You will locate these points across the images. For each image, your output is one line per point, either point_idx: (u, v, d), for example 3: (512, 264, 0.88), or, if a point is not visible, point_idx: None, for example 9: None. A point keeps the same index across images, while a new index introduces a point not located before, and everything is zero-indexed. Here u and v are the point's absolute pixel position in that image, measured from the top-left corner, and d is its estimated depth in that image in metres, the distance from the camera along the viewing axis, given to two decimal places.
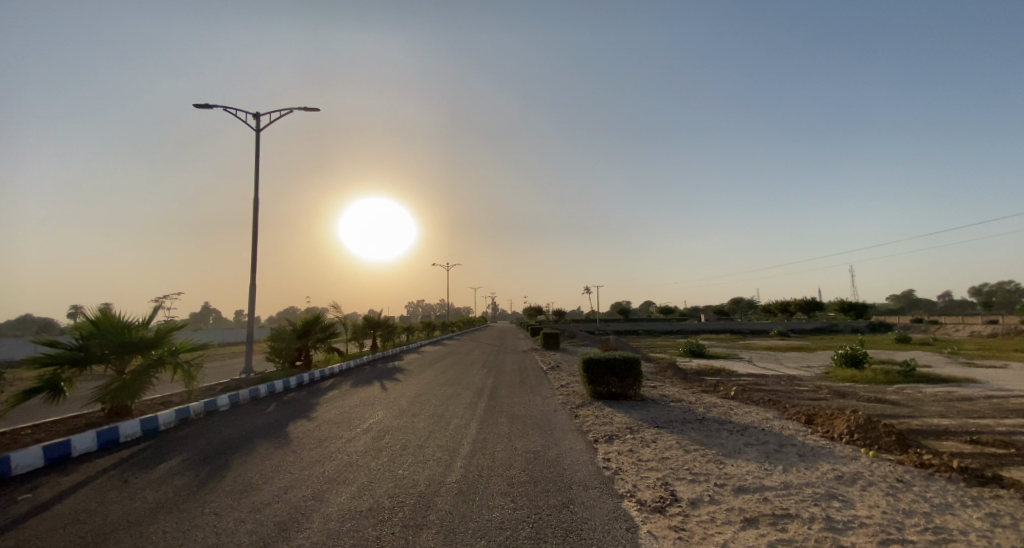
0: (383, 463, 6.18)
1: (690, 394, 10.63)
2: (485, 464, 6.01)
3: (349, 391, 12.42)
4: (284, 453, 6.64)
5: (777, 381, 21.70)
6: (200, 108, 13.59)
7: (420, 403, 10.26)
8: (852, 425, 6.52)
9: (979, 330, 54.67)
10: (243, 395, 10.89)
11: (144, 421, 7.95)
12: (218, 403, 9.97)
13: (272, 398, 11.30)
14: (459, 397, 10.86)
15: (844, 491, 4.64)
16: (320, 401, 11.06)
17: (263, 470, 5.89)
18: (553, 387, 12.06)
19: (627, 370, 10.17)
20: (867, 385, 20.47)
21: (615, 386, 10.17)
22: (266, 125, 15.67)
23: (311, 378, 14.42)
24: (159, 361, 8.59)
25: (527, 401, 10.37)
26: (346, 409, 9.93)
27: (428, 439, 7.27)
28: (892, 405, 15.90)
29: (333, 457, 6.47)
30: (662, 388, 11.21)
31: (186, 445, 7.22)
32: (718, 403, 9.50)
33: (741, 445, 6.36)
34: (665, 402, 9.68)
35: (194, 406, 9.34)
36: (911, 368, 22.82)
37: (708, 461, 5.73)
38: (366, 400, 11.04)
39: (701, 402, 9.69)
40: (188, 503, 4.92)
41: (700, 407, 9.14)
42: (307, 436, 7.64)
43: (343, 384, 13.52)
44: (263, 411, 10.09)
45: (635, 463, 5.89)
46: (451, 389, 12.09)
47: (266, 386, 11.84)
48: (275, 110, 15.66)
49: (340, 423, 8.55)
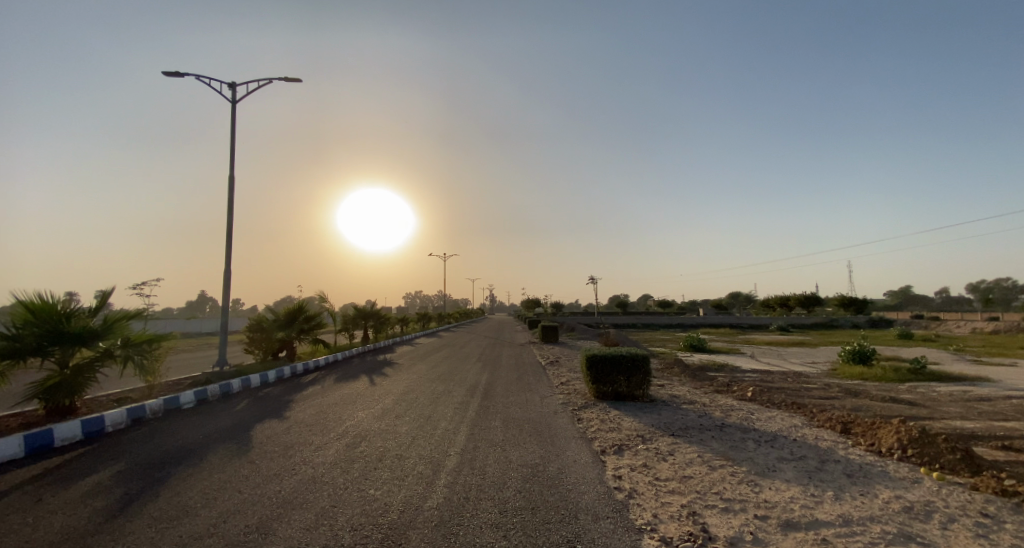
0: (352, 480, 5.21)
1: (702, 395, 9.70)
2: (473, 484, 5.03)
3: (331, 386, 11.43)
4: (238, 465, 5.66)
5: (783, 378, 20.87)
6: (170, 75, 12.54)
7: (406, 402, 9.27)
8: (905, 439, 5.59)
9: (981, 326, 54.06)
10: (212, 391, 9.90)
11: (87, 422, 6.99)
12: (181, 400, 8.97)
13: (244, 395, 10.31)
14: (449, 396, 9.84)
15: (922, 531, 3.64)
16: (297, 398, 10.07)
17: (204, 490, 4.90)
18: (552, 385, 11.12)
19: (634, 367, 9.24)
20: (878, 383, 19.56)
21: (622, 386, 9.25)
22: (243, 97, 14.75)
23: (292, 371, 13.42)
24: (107, 353, 7.70)
25: (524, 401, 9.37)
26: (324, 408, 8.95)
27: (409, 449, 6.28)
28: (909, 406, 15.05)
29: (296, 470, 5.49)
30: (672, 388, 10.29)
31: (127, 453, 6.23)
32: (736, 406, 8.52)
33: (775, 462, 5.39)
34: (677, 404, 8.73)
35: (151, 403, 8.37)
36: (921, 365, 22.00)
37: (741, 483, 4.76)
38: (348, 398, 10.06)
39: (717, 404, 8.74)
40: (99, 535, 3.97)
41: (717, 411, 8.19)
42: (271, 443, 6.62)
43: (326, 379, 12.53)
44: (231, 410, 9.10)
45: (652, 485, 4.91)
46: (442, 387, 11.11)
47: (240, 380, 10.85)
48: (253, 81, 14.78)
49: (312, 427, 7.53)
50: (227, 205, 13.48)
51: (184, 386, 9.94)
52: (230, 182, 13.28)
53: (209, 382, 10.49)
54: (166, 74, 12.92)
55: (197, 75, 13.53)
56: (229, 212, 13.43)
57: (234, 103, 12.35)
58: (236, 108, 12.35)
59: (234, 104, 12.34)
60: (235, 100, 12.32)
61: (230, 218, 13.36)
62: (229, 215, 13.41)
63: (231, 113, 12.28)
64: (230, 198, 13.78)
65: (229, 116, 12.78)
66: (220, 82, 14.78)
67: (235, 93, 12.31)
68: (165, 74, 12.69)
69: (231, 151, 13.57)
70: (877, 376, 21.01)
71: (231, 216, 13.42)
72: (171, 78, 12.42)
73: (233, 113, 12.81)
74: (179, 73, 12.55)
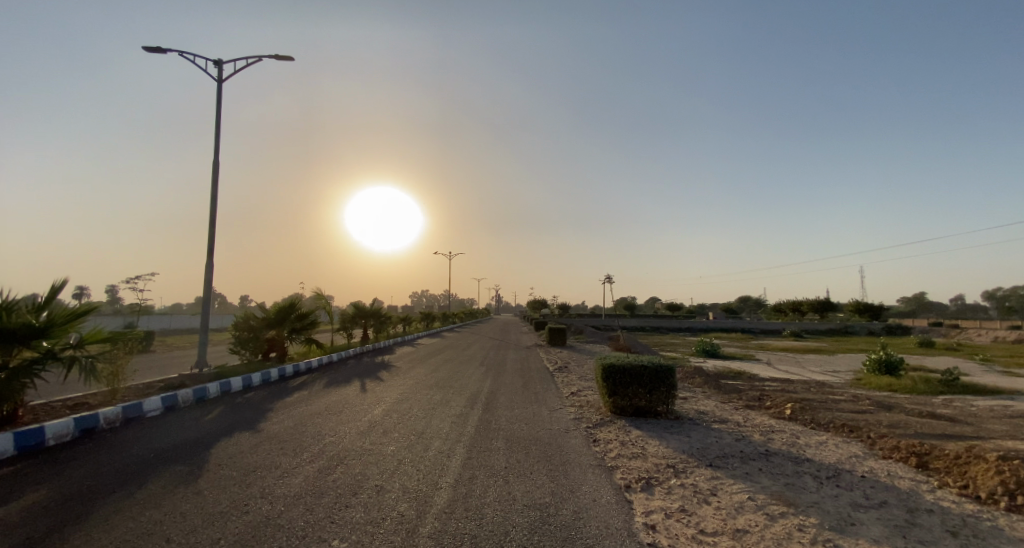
0: (314, 525, 4.10)
1: (733, 412, 8.59)
2: (467, 534, 3.91)
3: (318, 393, 10.39)
4: (181, 498, 4.60)
5: (806, 388, 19.65)
6: (150, 51, 11.56)
7: (397, 415, 8.20)
8: (1012, 483, 4.52)
9: (1004, 334, 52.17)
10: (183, 397, 8.89)
11: (23, 435, 5.95)
12: (144, 408, 7.94)
13: (220, 401, 9.30)
14: (446, 408, 8.76)
15: None
16: (277, 406, 9.03)
17: (124, 536, 3.85)
18: (562, 396, 10.02)
19: (656, 379, 8.11)
20: (910, 396, 18.26)
21: (641, 400, 8.13)
22: (230, 77, 13.79)
23: (280, 373, 12.42)
24: (48, 355, 6.65)
25: (531, 415, 8.28)
26: (304, 419, 7.90)
27: (392, 479, 5.19)
28: (951, 423, 13.82)
29: (248, 508, 4.40)
30: (698, 402, 9.15)
31: (56, 477, 5.19)
32: (777, 427, 7.39)
33: (849, 511, 4.26)
34: (707, 424, 7.61)
35: (107, 411, 7.32)
36: (954, 377, 20.67)
37: (815, 543, 3.64)
38: (334, 407, 9.00)
39: (754, 425, 7.60)
40: None
41: (755, 433, 7.07)
42: (229, 466, 5.53)
43: (315, 383, 11.53)
44: (201, 419, 8.07)
45: (696, 542, 3.78)
46: (439, 396, 10.02)
47: (217, 383, 9.87)
48: (241, 59, 13.86)
49: (285, 444, 6.47)
50: (211, 193, 12.52)
51: (153, 391, 8.96)
52: (214, 169, 12.25)
53: (183, 386, 9.51)
54: (146, 50, 11.93)
55: (180, 52, 12.53)
56: (212, 202, 12.42)
57: (219, 81, 11.38)
58: (221, 88, 11.41)
59: (219, 83, 11.36)
60: (219, 78, 11.33)
61: (213, 209, 12.32)
62: (214, 206, 12.39)
63: (216, 93, 11.32)
64: (215, 186, 12.77)
65: (214, 95, 11.78)
66: (206, 61, 13.77)
67: (221, 71, 11.34)
68: (145, 50, 11.73)
69: (216, 137, 12.54)
70: (907, 388, 19.69)
71: (216, 206, 12.41)
72: (151, 54, 11.48)
73: (218, 93, 11.84)
74: (159, 49, 11.57)
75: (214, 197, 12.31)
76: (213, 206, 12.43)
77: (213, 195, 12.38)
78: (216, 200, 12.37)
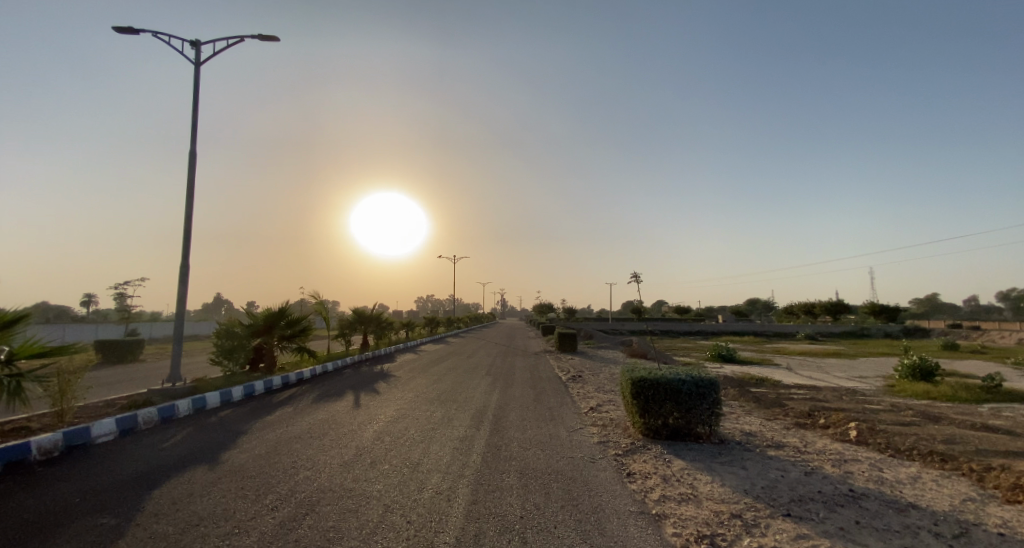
0: None
1: (785, 434, 7.29)
2: None
3: (304, 409, 9.20)
4: None
5: (838, 396, 18.19)
6: (121, 31, 10.49)
7: (390, 439, 6.96)
8: None
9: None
10: (145, 417, 7.68)
11: None
12: (94, 432, 6.73)
13: (190, 421, 8.09)
14: (447, 428, 7.53)
15: None
16: (254, 427, 7.83)
17: None
18: (578, 413, 8.77)
19: (696, 397, 6.74)
20: (953, 405, 16.80)
21: (676, 419, 6.85)
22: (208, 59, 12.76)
23: (265, 387, 11.22)
24: None
25: (546, 437, 7.04)
26: (280, 445, 6.67)
27: (373, 538, 3.92)
28: (1010, 436, 12.41)
29: None
30: (740, 423, 7.86)
31: None
32: (848, 455, 6.11)
33: None
34: (761, 451, 6.35)
35: (42, 440, 6.01)
36: (996, 383, 19.18)
37: None
38: (318, 427, 7.78)
39: (819, 452, 6.30)
40: None
41: (824, 463, 5.79)
42: (169, 518, 4.31)
43: (303, 398, 10.34)
44: (160, 444, 6.87)
45: None
46: (439, 413, 8.77)
47: (189, 400, 8.70)
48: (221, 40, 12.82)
49: (247, 482, 5.21)
50: (188, 187, 11.37)
51: (110, 412, 7.78)
52: (190, 164, 11.03)
53: (149, 404, 8.33)
54: (116, 32, 10.81)
55: (154, 33, 11.41)
56: (189, 198, 11.26)
57: (198, 65, 10.29)
58: (199, 72, 10.29)
59: (197, 66, 10.28)
60: (198, 61, 10.22)
61: (189, 206, 11.12)
62: (190, 202, 11.20)
63: (194, 77, 10.22)
64: (192, 179, 11.60)
65: (191, 78, 10.69)
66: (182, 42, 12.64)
67: (199, 54, 10.25)
68: (115, 29, 10.64)
69: (192, 128, 11.33)
70: (946, 395, 18.24)
71: (193, 203, 11.24)
72: (121, 34, 10.42)
73: (197, 79, 10.73)
74: (130, 30, 10.43)
75: (190, 194, 11.09)
76: (190, 200, 11.27)
77: (189, 191, 11.20)
78: (192, 196, 11.20)
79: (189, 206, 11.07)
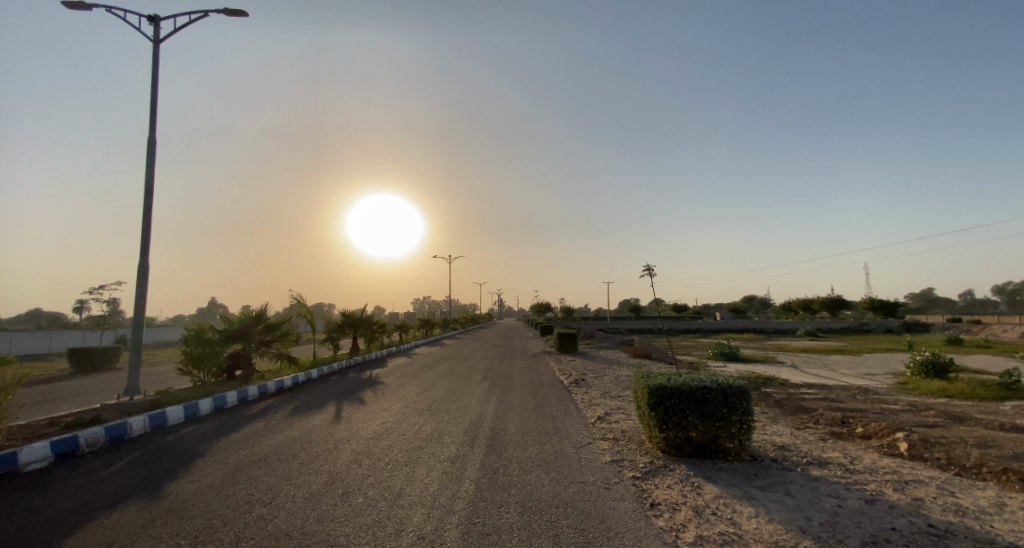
0: None
1: (823, 448, 6.33)
2: None
3: (277, 425, 8.18)
4: None
5: (853, 397, 17.18)
6: (72, 6, 9.48)
7: (370, 462, 5.96)
8: None
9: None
10: (88, 437, 6.64)
11: None
12: (21, 459, 5.71)
13: (142, 442, 7.06)
14: (437, 447, 6.56)
15: None
16: (215, 448, 6.79)
17: None
18: (585, 425, 7.81)
19: (725, 409, 5.77)
20: (974, 404, 15.84)
21: (701, 433, 5.91)
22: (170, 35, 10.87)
23: (237, 400, 10.17)
24: None
25: (551, 456, 6.08)
26: (239, 473, 5.65)
27: None
28: None
29: None
30: (771, 436, 6.89)
31: None
32: (910, 476, 5.13)
33: None
34: (803, 471, 5.39)
35: None
36: (1016, 379, 18.21)
37: None
38: (288, 448, 6.76)
39: (871, 471, 5.34)
40: None
41: (884, 487, 4.82)
42: None
43: (279, 410, 9.32)
44: (99, 472, 5.84)
45: None
46: (428, 427, 7.76)
47: (144, 416, 7.70)
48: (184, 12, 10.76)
49: (186, 526, 4.22)
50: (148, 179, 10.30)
51: (49, 434, 6.77)
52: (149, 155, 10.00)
53: (96, 423, 7.32)
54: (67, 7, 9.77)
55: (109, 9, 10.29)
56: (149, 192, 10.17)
57: (156, 42, 9.27)
58: (157, 50, 9.28)
59: (155, 44, 9.28)
60: (156, 38, 9.21)
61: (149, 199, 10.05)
62: (151, 196, 10.13)
63: (152, 55, 9.20)
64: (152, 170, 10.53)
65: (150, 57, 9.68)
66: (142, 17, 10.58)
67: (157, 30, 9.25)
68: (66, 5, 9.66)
69: (153, 115, 10.30)
70: (964, 393, 17.28)
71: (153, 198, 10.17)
72: (72, 9, 9.42)
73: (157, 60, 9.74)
74: (79, 4, 9.40)
75: (150, 186, 10.04)
76: (150, 193, 10.21)
77: (149, 183, 10.13)
78: (151, 190, 10.12)
79: (149, 202, 10.00)
